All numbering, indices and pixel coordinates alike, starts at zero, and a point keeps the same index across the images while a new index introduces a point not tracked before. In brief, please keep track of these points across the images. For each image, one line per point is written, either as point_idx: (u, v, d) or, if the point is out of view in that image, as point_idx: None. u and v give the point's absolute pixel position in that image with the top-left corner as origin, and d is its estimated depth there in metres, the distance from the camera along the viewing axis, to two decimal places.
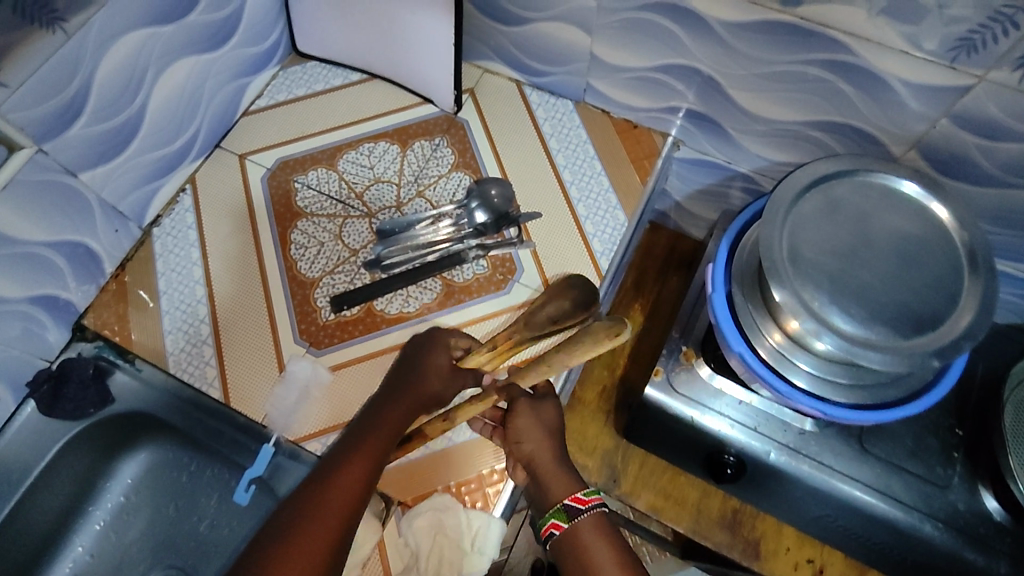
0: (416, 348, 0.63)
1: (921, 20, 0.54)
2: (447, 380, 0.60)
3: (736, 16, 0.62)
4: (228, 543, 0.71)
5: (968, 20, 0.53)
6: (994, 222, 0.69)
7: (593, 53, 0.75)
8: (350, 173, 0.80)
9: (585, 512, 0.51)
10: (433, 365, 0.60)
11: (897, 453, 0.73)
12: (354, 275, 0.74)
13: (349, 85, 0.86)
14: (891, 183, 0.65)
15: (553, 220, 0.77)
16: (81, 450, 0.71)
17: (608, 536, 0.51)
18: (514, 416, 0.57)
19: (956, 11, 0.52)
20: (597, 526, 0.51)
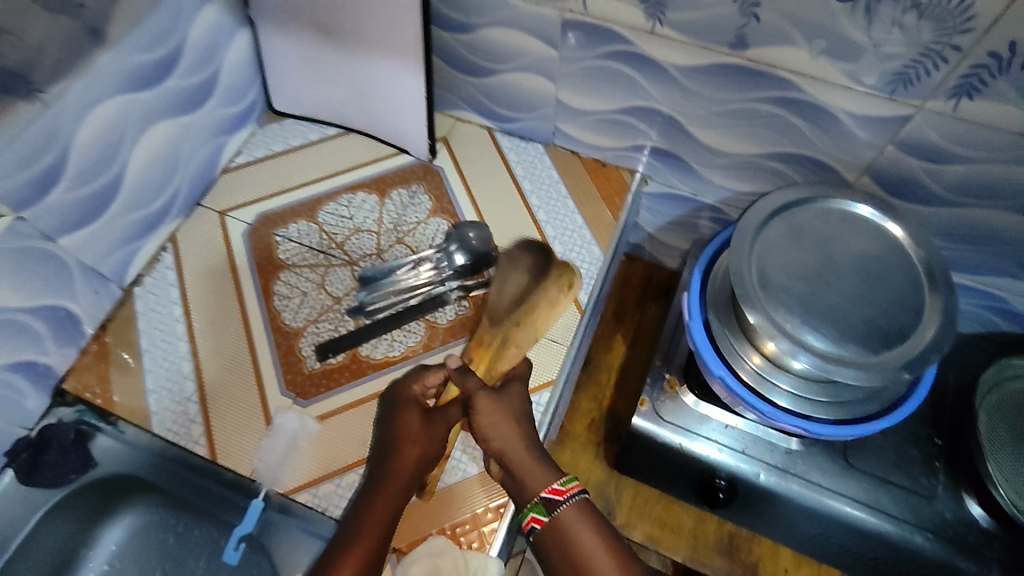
0: (390, 408, 0.64)
1: (859, 58, 0.59)
2: (429, 441, 0.61)
3: (690, 61, 0.66)
4: None
5: (901, 57, 0.57)
6: (947, 238, 0.73)
7: (559, 99, 0.78)
8: (330, 224, 0.82)
9: (563, 503, 0.55)
10: (410, 427, 0.61)
11: (881, 466, 0.75)
12: (338, 323, 0.75)
13: (325, 139, 0.88)
14: (848, 208, 0.68)
15: None
16: (62, 519, 0.69)
17: (586, 520, 0.56)
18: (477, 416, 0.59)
19: (889, 49, 0.57)
20: (575, 514, 0.55)
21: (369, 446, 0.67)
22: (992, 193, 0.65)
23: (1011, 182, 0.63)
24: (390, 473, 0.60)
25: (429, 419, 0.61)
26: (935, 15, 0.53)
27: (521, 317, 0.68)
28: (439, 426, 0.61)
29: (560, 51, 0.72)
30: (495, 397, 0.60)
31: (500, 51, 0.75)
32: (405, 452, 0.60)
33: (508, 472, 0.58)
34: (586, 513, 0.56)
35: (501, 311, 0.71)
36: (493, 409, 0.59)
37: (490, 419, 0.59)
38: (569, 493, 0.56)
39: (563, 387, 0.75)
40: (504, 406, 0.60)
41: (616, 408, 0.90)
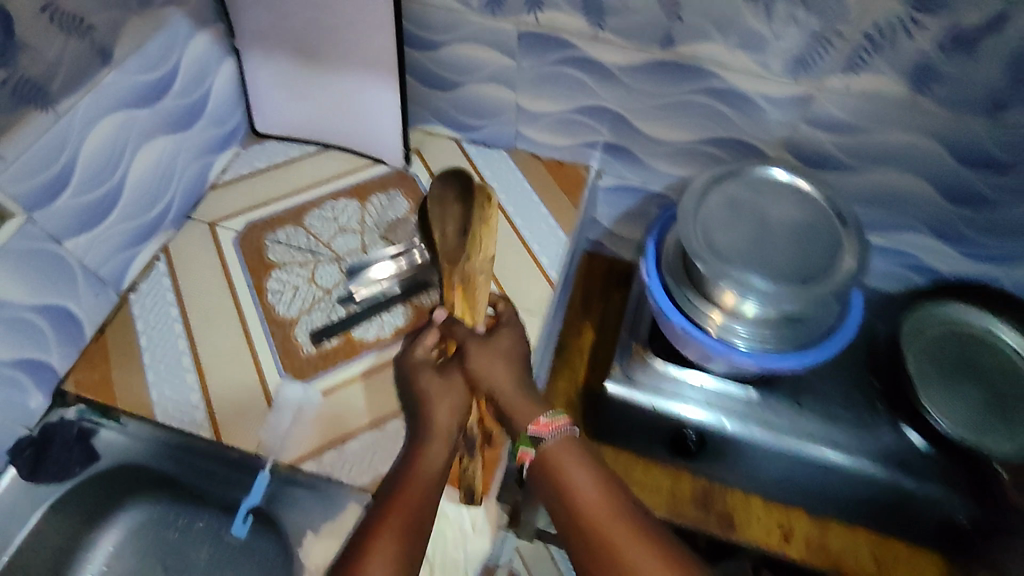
0: (405, 377, 0.68)
1: (765, 48, 0.71)
2: (451, 397, 0.64)
3: (629, 61, 0.78)
4: None
5: (798, 44, 0.70)
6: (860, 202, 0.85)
7: (519, 105, 0.89)
8: (316, 226, 0.88)
9: (547, 437, 0.60)
10: (433, 389, 0.65)
11: (829, 406, 0.84)
12: (330, 311, 0.80)
13: (306, 155, 0.96)
14: (765, 173, 0.79)
15: (504, 246, 0.89)
16: (66, 515, 0.71)
17: (573, 450, 0.60)
18: (471, 360, 0.65)
19: (788, 38, 0.70)
20: (561, 445, 0.60)
21: (368, 414, 0.73)
22: (888, 159, 0.77)
23: (901, 146, 0.75)
24: (427, 436, 0.62)
25: (445, 377, 0.66)
26: (819, 7, 0.66)
27: (472, 252, 0.66)
28: (455, 384, 0.65)
29: (518, 60, 0.82)
30: (484, 340, 0.66)
31: (466, 64, 0.86)
32: (439, 413, 0.63)
33: (500, 409, 0.64)
34: (571, 444, 0.60)
35: (450, 252, 0.67)
36: (480, 352, 0.65)
37: (480, 361, 0.65)
38: (554, 427, 0.61)
39: (542, 355, 0.82)
40: (492, 348, 0.66)
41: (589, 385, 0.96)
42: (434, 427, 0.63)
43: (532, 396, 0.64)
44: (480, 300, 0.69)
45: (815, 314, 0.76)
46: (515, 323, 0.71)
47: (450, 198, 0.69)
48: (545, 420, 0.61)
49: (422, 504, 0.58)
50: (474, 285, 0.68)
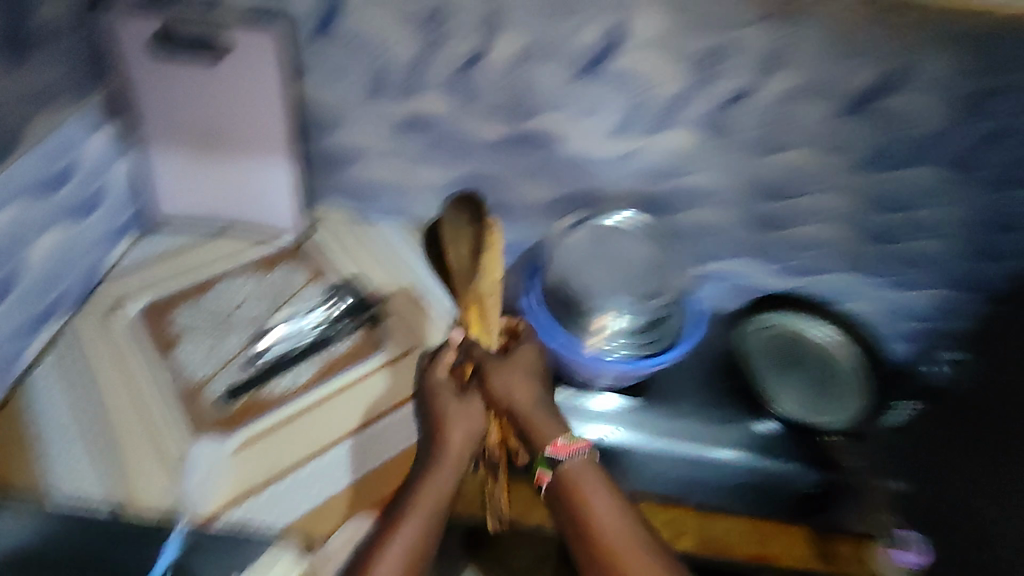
0: (427, 399, 0.75)
1: (597, 119, 0.87)
2: (468, 417, 0.72)
3: (491, 136, 0.91)
4: None
5: (621, 114, 0.86)
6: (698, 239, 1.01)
7: (400, 182, 0.98)
8: (218, 300, 0.91)
9: (564, 458, 0.66)
10: (451, 410, 0.72)
11: (689, 407, 0.97)
12: (238, 372, 0.83)
13: (206, 237, 1.00)
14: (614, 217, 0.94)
15: (403, 298, 0.94)
16: None
17: (590, 471, 0.66)
18: (490, 381, 0.72)
19: (612, 111, 0.86)
20: (579, 466, 0.66)
21: (290, 457, 0.77)
22: (705, 200, 0.94)
23: (713, 188, 0.92)
24: (445, 450, 0.70)
25: (463, 398, 0.73)
26: (629, 87, 0.83)
27: (483, 277, 0.72)
28: (473, 404, 0.73)
29: (398, 139, 0.93)
30: (505, 362, 0.74)
31: (353, 148, 0.95)
32: (463, 432, 0.71)
33: (520, 426, 0.71)
34: (590, 467, 0.67)
35: (462, 276, 0.73)
36: (500, 372, 0.73)
37: (502, 379, 0.72)
38: (571, 450, 0.67)
39: None
40: (517, 367, 0.74)
41: None
42: (456, 444, 0.70)
43: (545, 414, 0.71)
44: (494, 319, 0.75)
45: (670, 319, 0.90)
46: (534, 346, 0.79)
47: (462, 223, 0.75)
48: (566, 444, 0.67)
49: (437, 519, 0.66)
50: (486, 305, 0.73)
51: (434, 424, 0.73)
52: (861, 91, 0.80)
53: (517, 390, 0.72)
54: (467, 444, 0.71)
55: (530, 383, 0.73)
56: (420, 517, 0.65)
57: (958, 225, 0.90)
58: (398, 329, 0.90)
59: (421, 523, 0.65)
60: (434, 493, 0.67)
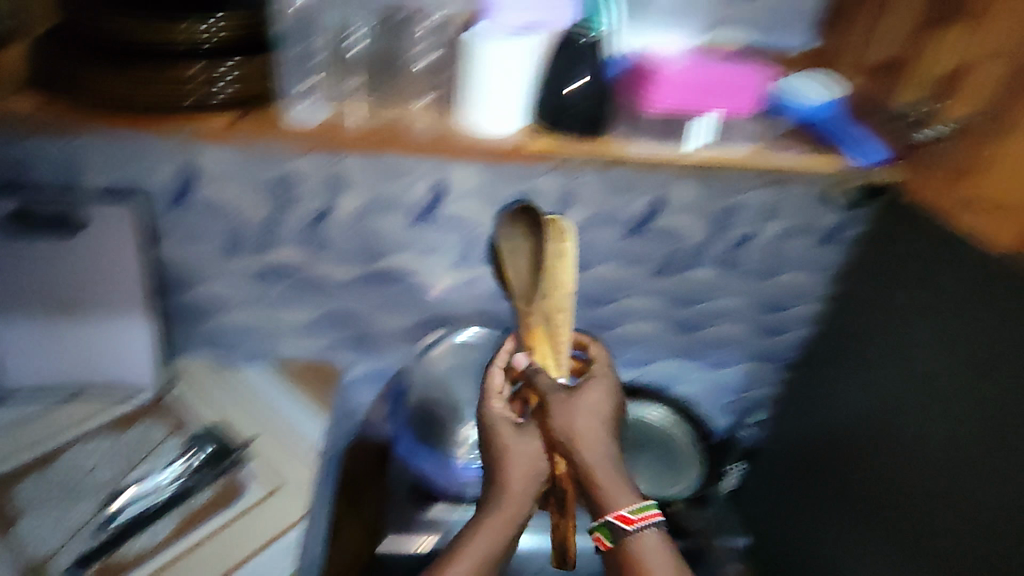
0: (481, 431, 0.66)
1: (438, 256, 0.97)
2: (530, 452, 0.63)
3: (345, 277, 0.98)
4: None
5: (458, 250, 0.98)
6: None
7: (262, 325, 1.03)
8: (68, 467, 0.85)
9: (631, 530, 0.59)
10: (516, 447, 0.63)
11: None
12: (84, 542, 0.77)
13: (57, 403, 0.93)
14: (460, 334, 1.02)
15: (269, 439, 0.93)
16: None
17: (660, 549, 0.60)
18: (550, 416, 0.63)
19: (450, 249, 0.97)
20: (640, 543, 0.59)
21: None
22: None
23: None
24: (499, 500, 0.63)
25: (524, 430, 0.64)
26: (461, 228, 0.95)
27: (545, 288, 0.66)
28: (531, 438, 0.63)
29: (258, 287, 0.98)
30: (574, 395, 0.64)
31: (216, 299, 0.99)
32: (530, 461, 0.63)
33: (581, 476, 0.62)
34: (658, 544, 0.60)
35: (523, 288, 0.67)
36: (562, 415, 0.62)
37: (565, 415, 0.62)
38: (639, 522, 0.59)
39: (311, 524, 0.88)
40: (574, 409, 0.63)
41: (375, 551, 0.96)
42: (518, 475, 0.62)
43: (607, 472, 0.62)
44: (565, 344, 0.66)
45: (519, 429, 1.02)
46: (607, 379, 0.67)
47: (517, 243, 0.69)
48: (633, 517, 0.59)
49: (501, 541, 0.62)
50: (554, 322, 0.66)
51: (495, 455, 0.63)
52: (639, 216, 0.99)
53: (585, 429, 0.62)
54: (525, 490, 0.63)
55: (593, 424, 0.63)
56: (474, 550, 0.61)
57: (740, 311, 1.11)
58: (263, 472, 0.89)
59: (481, 550, 0.61)
60: (496, 522, 0.62)
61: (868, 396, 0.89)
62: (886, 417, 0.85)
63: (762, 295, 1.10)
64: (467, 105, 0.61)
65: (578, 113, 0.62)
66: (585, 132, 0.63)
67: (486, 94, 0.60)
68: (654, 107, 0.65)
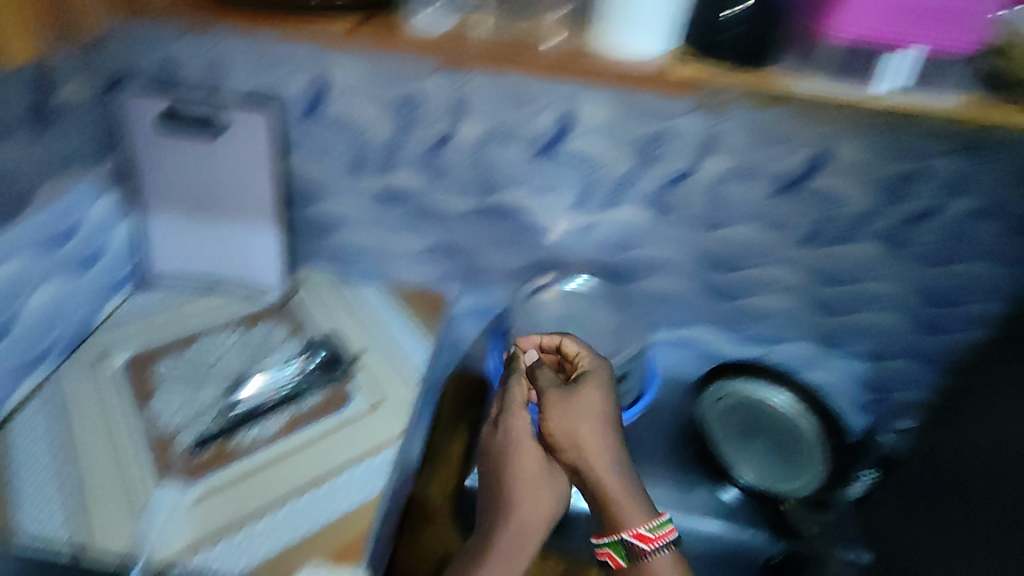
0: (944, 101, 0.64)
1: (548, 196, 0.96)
2: (529, 468, 0.82)
3: (462, 205, 1.00)
4: None
5: (572, 193, 0.96)
6: (658, 306, 1.07)
7: (384, 244, 1.08)
8: (201, 354, 0.96)
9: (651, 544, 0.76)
10: (529, 448, 0.83)
11: (658, 474, 1.01)
12: (211, 421, 0.87)
13: (192, 297, 1.06)
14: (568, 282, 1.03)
15: (375, 353, 1.00)
16: None
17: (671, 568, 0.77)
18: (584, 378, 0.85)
19: (565, 203, 0.97)
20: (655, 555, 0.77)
21: (282, 485, 0.81)
22: (657, 266, 1.02)
23: (665, 257, 1.01)
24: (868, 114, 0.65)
25: (563, 390, 0.84)
26: (577, 165, 0.93)
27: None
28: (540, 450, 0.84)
29: (379, 209, 1.03)
30: (566, 406, 0.82)
31: (336, 213, 1.05)
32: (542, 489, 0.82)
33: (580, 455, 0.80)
34: (670, 562, 0.77)
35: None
36: (575, 413, 0.82)
37: (563, 421, 0.81)
38: (655, 545, 0.76)
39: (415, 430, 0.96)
40: (579, 408, 0.83)
41: (460, 479, 1.06)
42: None
43: (593, 456, 0.80)
44: None
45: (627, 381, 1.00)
46: (596, 370, 0.88)
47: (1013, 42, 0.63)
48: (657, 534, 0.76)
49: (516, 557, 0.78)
50: None
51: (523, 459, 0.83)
52: (794, 172, 0.90)
53: (563, 436, 0.81)
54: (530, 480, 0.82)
55: (574, 434, 0.81)
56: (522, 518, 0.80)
57: (897, 300, 1.01)
58: (365, 386, 0.95)
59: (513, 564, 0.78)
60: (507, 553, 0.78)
61: (984, 426, 0.78)
62: (995, 445, 0.75)
63: (932, 282, 0.98)
64: (621, 25, 0.62)
65: (732, 39, 0.63)
66: (742, 63, 0.64)
67: (637, 10, 0.61)
68: (838, 36, 0.62)
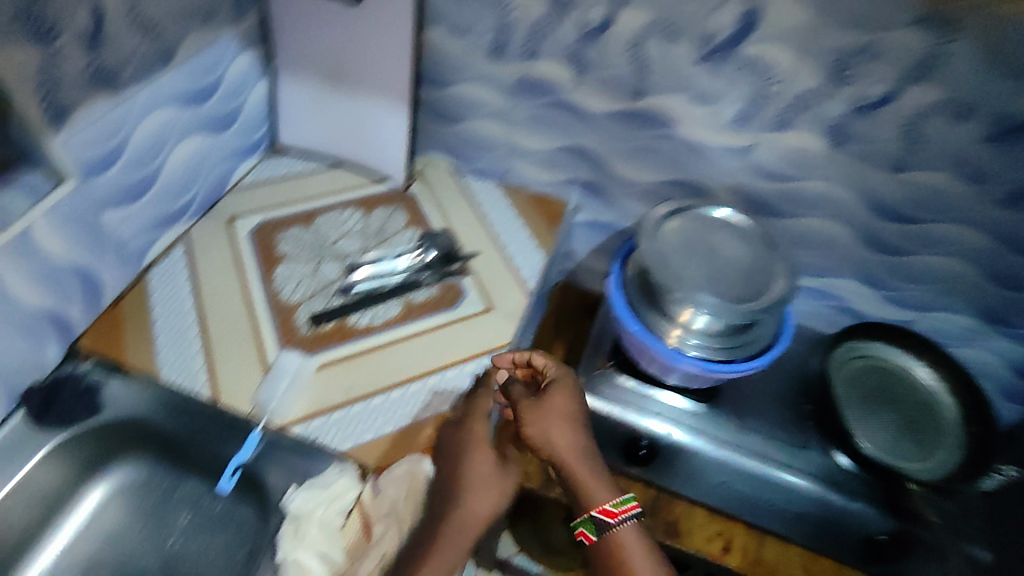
0: None
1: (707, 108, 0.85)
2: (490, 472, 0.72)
3: (604, 107, 0.90)
4: (209, 546, 0.80)
5: (735, 108, 0.84)
6: (803, 248, 0.96)
7: (511, 140, 1.02)
8: (323, 230, 0.97)
9: (615, 520, 0.69)
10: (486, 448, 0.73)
11: (767, 425, 0.94)
12: (329, 299, 0.89)
13: (317, 171, 1.07)
14: (709, 211, 0.90)
15: (490, 256, 0.97)
16: (79, 450, 0.79)
17: (637, 541, 0.69)
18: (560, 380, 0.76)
19: (723, 119, 0.85)
20: (628, 530, 0.70)
21: (391, 373, 0.83)
22: (814, 204, 0.90)
23: (826, 196, 0.88)
24: None
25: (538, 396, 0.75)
26: (749, 74, 0.80)
27: None
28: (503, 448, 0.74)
29: (514, 99, 0.95)
30: (538, 409, 0.74)
31: (467, 99, 0.99)
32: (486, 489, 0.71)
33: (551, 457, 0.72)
34: (637, 533, 0.70)
35: None
36: (536, 419, 0.73)
37: (535, 422, 0.73)
38: (620, 518, 0.69)
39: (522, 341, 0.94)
40: (547, 415, 0.73)
41: None
42: None
43: (564, 455, 0.72)
44: None
45: (757, 331, 0.86)
46: (564, 377, 0.78)
47: None
48: (619, 508, 0.69)
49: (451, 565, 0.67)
50: None
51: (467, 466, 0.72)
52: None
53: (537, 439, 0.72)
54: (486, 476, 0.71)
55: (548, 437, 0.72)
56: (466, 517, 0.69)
57: None
58: (478, 288, 0.93)
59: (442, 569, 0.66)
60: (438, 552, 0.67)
61: None
62: None
63: None
64: None
65: None
66: None
67: None
68: None
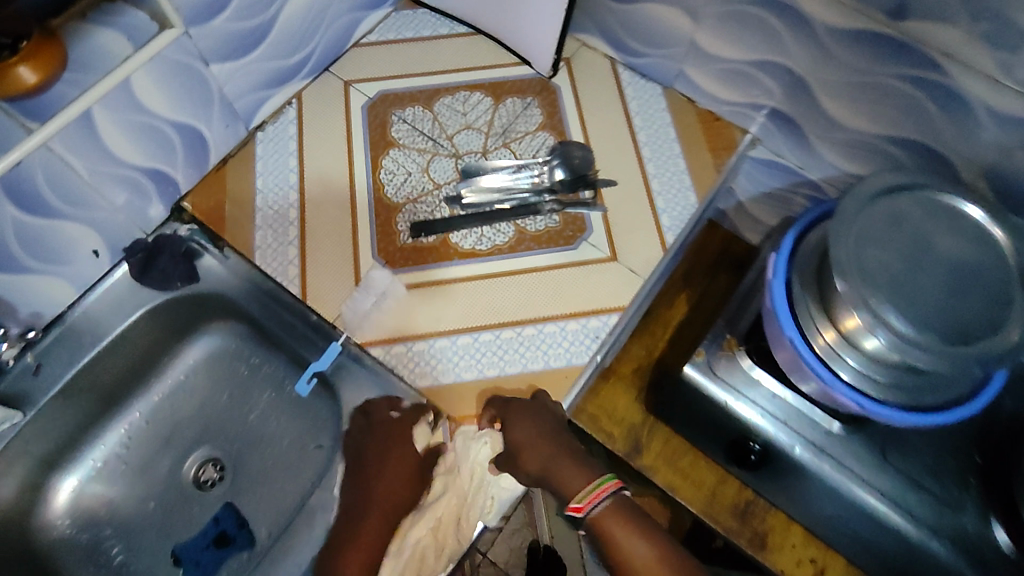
0: None
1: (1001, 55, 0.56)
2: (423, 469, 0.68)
3: (838, 22, 0.63)
4: (282, 433, 0.80)
5: None
6: None
7: (693, 39, 0.78)
8: (443, 117, 0.84)
9: (593, 507, 0.57)
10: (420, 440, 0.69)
11: (918, 470, 0.74)
12: (434, 207, 0.78)
13: (451, 36, 0.90)
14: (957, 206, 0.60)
15: (629, 188, 0.80)
16: (172, 317, 0.79)
17: (621, 516, 0.57)
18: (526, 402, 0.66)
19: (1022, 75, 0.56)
20: (608, 513, 0.58)
21: (487, 312, 0.73)
22: None
23: None
24: None
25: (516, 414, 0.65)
26: None
27: None
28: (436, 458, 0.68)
29: None
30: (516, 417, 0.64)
31: None
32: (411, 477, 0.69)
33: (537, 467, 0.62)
34: (618, 512, 0.58)
35: None
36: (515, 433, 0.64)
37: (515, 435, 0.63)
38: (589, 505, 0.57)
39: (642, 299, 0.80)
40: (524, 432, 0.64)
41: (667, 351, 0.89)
42: None
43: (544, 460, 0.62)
44: None
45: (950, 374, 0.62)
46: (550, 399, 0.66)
47: None
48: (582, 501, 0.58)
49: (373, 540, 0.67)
50: None
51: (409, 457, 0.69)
52: None
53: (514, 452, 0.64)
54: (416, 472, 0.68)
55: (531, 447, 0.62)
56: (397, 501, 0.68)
57: None
58: (604, 227, 0.78)
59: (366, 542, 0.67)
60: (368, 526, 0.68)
61: None
62: None
63: None
64: None
65: None
66: None
67: None
68: None
